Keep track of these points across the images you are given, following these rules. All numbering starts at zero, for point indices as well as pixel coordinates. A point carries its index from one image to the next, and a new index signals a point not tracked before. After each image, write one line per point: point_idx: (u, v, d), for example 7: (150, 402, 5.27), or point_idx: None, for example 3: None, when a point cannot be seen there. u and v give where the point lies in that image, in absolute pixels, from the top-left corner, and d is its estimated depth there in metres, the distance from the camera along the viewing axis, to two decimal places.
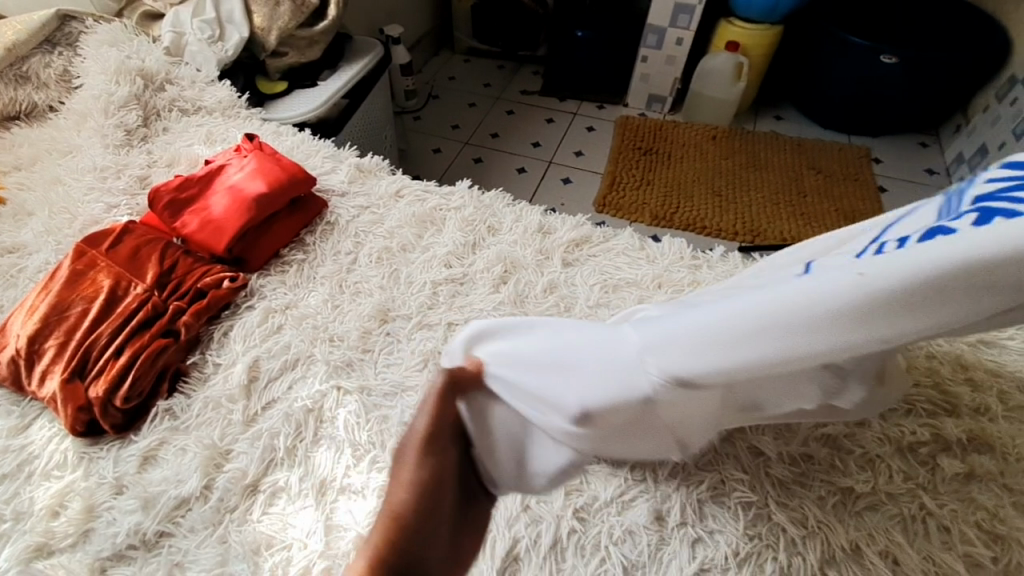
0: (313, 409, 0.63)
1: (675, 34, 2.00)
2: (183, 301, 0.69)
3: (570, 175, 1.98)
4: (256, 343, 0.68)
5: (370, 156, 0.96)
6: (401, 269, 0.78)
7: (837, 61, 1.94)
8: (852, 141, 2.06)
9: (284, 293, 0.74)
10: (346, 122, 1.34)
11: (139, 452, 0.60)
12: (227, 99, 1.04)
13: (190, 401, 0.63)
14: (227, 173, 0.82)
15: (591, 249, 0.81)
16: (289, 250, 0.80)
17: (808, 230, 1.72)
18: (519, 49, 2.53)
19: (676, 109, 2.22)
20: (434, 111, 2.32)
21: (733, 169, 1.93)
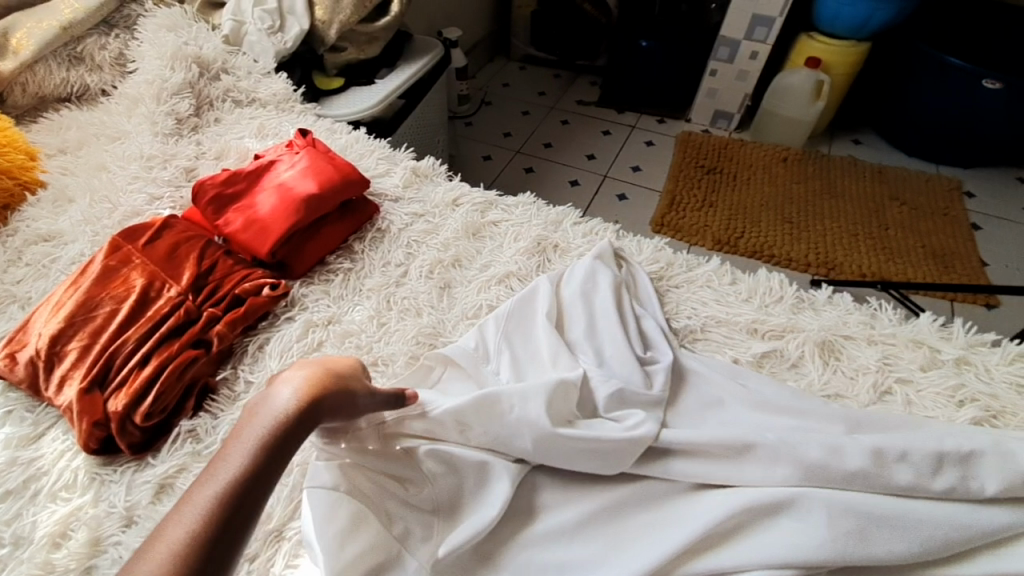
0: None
1: (749, 47, 1.88)
2: (219, 308, 0.62)
3: (625, 191, 1.88)
4: (293, 361, 0.60)
5: (427, 160, 0.89)
6: (453, 287, 0.70)
7: (928, 84, 1.77)
8: (940, 171, 1.87)
9: (327, 306, 0.67)
10: (400, 122, 1.28)
11: (155, 478, 0.53)
12: (282, 92, 0.99)
13: (217, 423, 0.56)
14: (277, 170, 0.76)
15: (673, 276, 0.70)
16: (336, 257, 0.73)
17: (891, 266, 1.56)
18: (577, 57, 2.45)
19: (743, 128, 2.09)
20: (487, 117, 2.26)
21: (805, 196, 1.78)
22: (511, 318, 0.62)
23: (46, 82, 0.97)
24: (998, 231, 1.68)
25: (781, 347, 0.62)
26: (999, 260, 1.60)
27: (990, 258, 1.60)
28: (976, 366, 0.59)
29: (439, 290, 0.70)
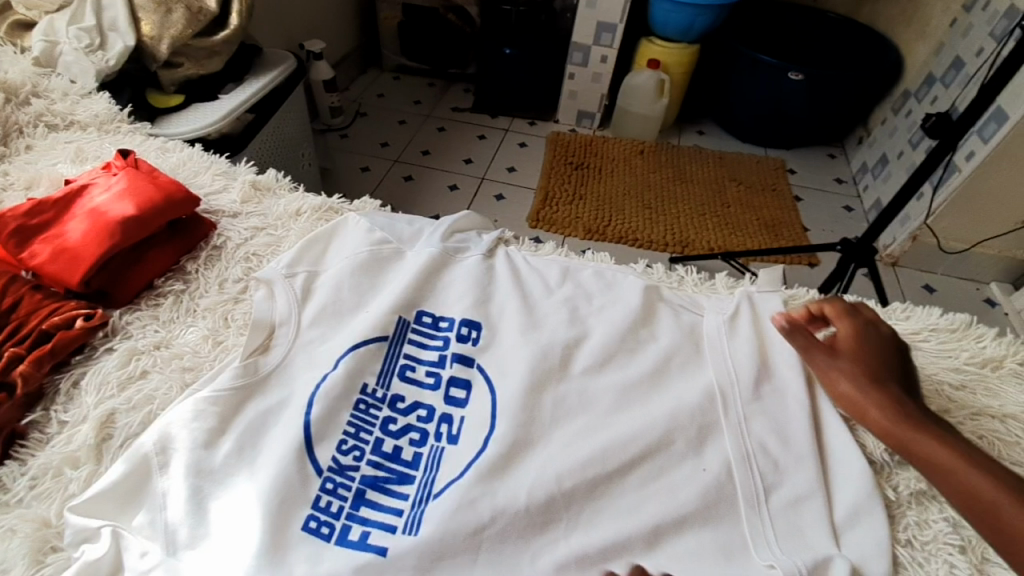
0: (159, 458, 0.54)
1: (599, 52, 2.04)
2: (21, 347, 0.58)
3: (502, 192, 1.96)
4: (113, 393, 0.58)
5: (269, 173, 0.88)
6: (276, 287, 0.67)
7: (749, 79, 2.03)
8: (769, 153, 2.16)
9: (156, 331, 0.64)
10: (252, 137, 1.24)
11: None
12: (105, 113, 0.94)
13: (24, 469, 0.53)
14: (90, 195, 0.72)
15: (507, 259, 0.76)
16: (165, 280, 0.70)
17: (732, 239, 1.78)
18: (448, 66, 2.51)
19: (605, 125, 2.26)
20: (361, 128, 2.24)
21: (660, 183, 1.97)
22: (329, 312, 0.67)
23: None
24: (816, 200, 1.97)
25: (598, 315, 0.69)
26: (817, 224, 1.88)
27: (810, 223, 1.88)
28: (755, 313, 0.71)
29: (273, 281, 0.68)
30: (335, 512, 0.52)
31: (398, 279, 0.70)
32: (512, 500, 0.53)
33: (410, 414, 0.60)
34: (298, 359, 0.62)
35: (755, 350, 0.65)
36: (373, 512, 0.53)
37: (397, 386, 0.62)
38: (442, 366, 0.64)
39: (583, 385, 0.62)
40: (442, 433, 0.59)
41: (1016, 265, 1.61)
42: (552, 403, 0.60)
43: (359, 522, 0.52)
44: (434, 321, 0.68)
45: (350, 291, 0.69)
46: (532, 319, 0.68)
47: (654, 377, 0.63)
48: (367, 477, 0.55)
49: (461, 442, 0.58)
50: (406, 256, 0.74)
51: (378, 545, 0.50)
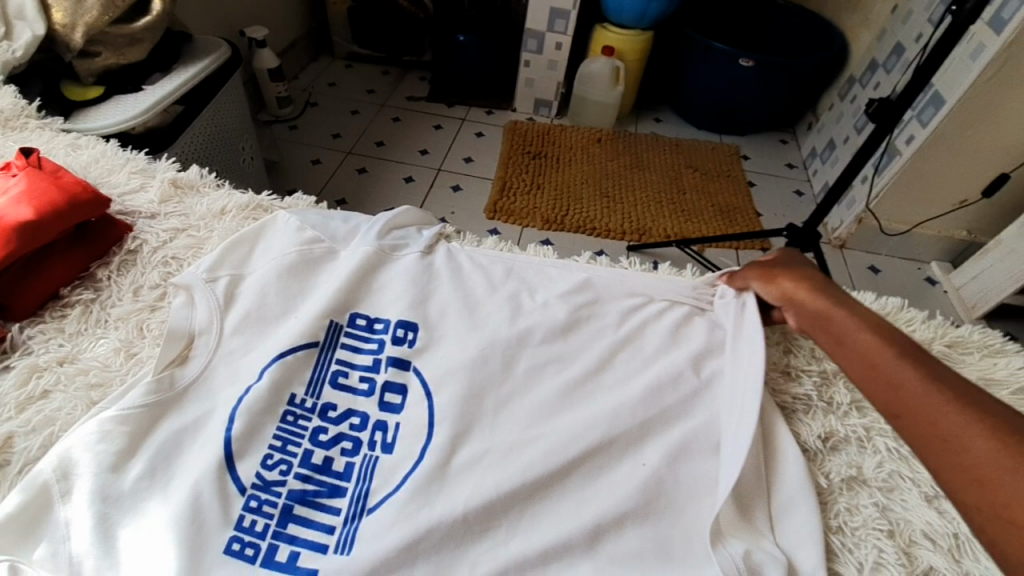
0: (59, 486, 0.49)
1: (554, 38, 2.01)
2: None
3: (459, 182, 1.92)
4: (8, 415, 0.53)
5: (193, 170, 0.82)
6: (194, 294, 0.62)
7: (703, 66, 2.04)
8: (723, 140, 2.19)
9: (60, 345, 0.59)
10: (183, 130, 1.17)
11: None
12: (9, 108, 0.87)
13: None
14: None
15: (451, 254, 0.73)
16: (72, 290, 0.65)
17: (689, 225, 1.79)
18: (402, 54, 2.44)
19: (562, 113, 2.24)
20: (312, 119, 2.15)
21: (618, 171, 1.97)
22: (256, 317, 0.62)
23: None
24: (769, 186, 2.01)
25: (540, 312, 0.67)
26: (770, 209, 1.91)
27: (763, 208, 1.91)
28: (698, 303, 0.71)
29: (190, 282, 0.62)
30: (260, 532, 0.49)
31: (331, 279, 0.66)
32: (447, 508, 0.51)
33: (343, 423, 0.57)
34: (218, 373, 0.58)
35: (694, 341, 0.64)
36: (302, 530, 0.50)
37: (329, 394, 0.59)
38: (377, 370, 0.60)
39: (522, 385, 0.60)
40: (375, 442, 0.56)
41: (953, 245, 1.67)
42: (492, 404, 0.58)
43: (286, 541, 0.49)
44: (369, 323, 0.64)
45: (278, 295, 0.64)
46: (472, 318, 0.65)
47: (594, 372, 0.62)
48: (294, 492, 0.52)
49: (396, 451, 0.55)
50: (342, 253, 0.70)
51: (307, 567, 0.47)
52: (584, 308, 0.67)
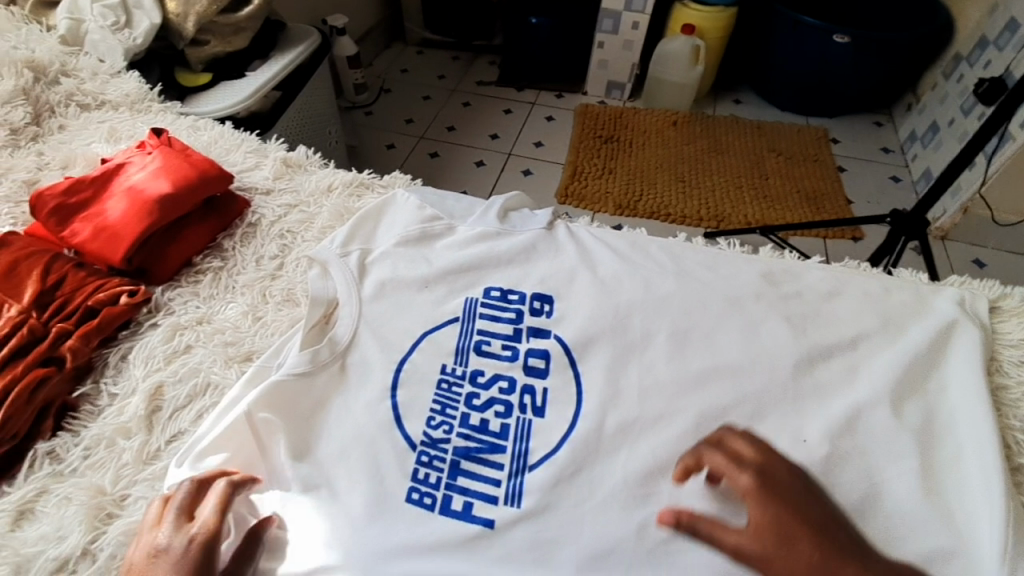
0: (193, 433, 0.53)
1: (630, 18, 1.95)
2: (69, 322, 0.59)
3: (530, 166, 1.92)
4: (158, 366, 0.58)
5: (300, 149, 0.87)
6: (330, 267, 0.67)
7: (790, 43, 1.92)
8: (809, 122, 2.06)
9: (197, 307, 0.65)
10: (280, 114, 1.24)
11: (11, 506, 0.50)
12: (135, 92, 0.93)
13: (78, 440, 0.54)
14: (127, 173, 0.72)
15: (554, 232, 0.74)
16: (203, 258, 0.70)
17: (771, 212, 1.71)
18: (473, 38, 2.44)
19: (635, 95, 2.18)
20: (386, 104, 2.21)
21: (695, 155, 1.90)
22: (391, 286, 0.66)
23: None
24: (860, 171, 1.88)
25: None
26: (862, 196, 1.79)
27: (854, 195, 1.79)
28: None
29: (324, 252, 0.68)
30: (434, 483, 0.52)
31: (456, 253, 0.70)
32: (550, 477, 0.52)
33: (493, 385, 0.59)
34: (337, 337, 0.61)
35: (808, 326, 0.61)
36: (472, 482, 0.52)
37: (476, 361, 0.61)
38: (518, 339, 0.62)
39: (624, 362, 0.59)
40: (526, 405, 0.57)
41: None
42: (598, 380, 0.58)
43: (459, 492, 0.52)
44: (503, 294, 0.66)
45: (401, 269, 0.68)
46: (575, 296, 0.65)
47: (697, 349, 0.60)
48: (459, 449, 0.55)
49: (548, 415, 0.56)
50: (458, 230, 0.73)
51: (484, 517, 0.50)
52: (690, 287, 0.65)
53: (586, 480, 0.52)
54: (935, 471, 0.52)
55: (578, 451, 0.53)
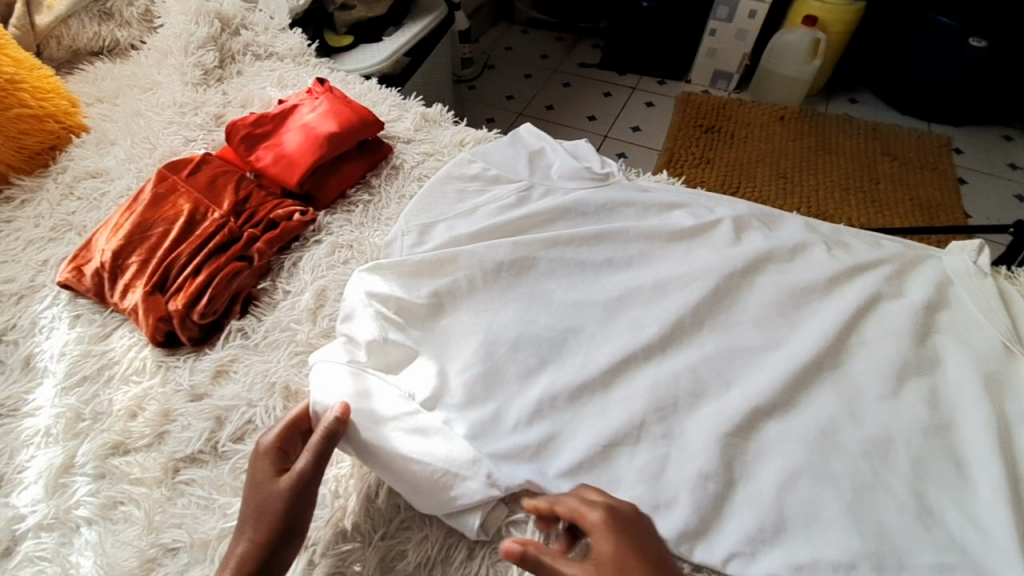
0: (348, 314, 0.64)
1: (748, 6, 1.91)
2: (257, 229, 0.71)
3: (625, 150, 1.93)
4: (323, 273, 0.70)
5: (435, 106, 0.96)
6: (454, 223, 0.75)
7: (918, 44, 1.83)
8: (930, 129, 1.92)
9: (350, 231, 0.76)
10: (408, 78, 1.35)
11: (213, 365, 0.62)
12: (297, 47, 1.05)
13: (261, 323, 0.65)
14: (299, 113, 0.83)
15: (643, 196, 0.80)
16: (355, 191, 0.81)
17: (879, 218, 1.65)
18: (579, 20, 2.47)
19: (741, 87, 2.13)
20: (490, 80, 2.29)
21: (799, 152, 1.84)
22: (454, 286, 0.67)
23: (80, 36, 1.00)
24: (983, 185, 1.74)
25: (767, 254, 0.68)
26: (982, 211, 1.67)
27: (973, 210, 1.68)
28: (921, 269, 0.68)
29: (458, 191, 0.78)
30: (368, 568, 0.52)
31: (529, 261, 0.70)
32: (635, 400, 0.57)
33: (499, 417, 0.57)
34: (469, 270, 0.68)
35: (914, 308, 0.63)
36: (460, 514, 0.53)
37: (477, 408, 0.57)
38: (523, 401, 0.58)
39: (718, 325, 0.63)
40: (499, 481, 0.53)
41: None
42: (688, 334, 0.63)
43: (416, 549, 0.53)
44: (536, 338, 0.63)
45: (514, 215, 0.76)
46: (688, 258, 0.70)
47: (787, 318, 0.64)
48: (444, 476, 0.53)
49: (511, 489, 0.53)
50: (561, 187, 0.80)
51: None
52: (783, 262, 0.68)
53: (673, 411, 0.57)
54: (1016, 449, 0.54)
55: (669, 385, 0.58)
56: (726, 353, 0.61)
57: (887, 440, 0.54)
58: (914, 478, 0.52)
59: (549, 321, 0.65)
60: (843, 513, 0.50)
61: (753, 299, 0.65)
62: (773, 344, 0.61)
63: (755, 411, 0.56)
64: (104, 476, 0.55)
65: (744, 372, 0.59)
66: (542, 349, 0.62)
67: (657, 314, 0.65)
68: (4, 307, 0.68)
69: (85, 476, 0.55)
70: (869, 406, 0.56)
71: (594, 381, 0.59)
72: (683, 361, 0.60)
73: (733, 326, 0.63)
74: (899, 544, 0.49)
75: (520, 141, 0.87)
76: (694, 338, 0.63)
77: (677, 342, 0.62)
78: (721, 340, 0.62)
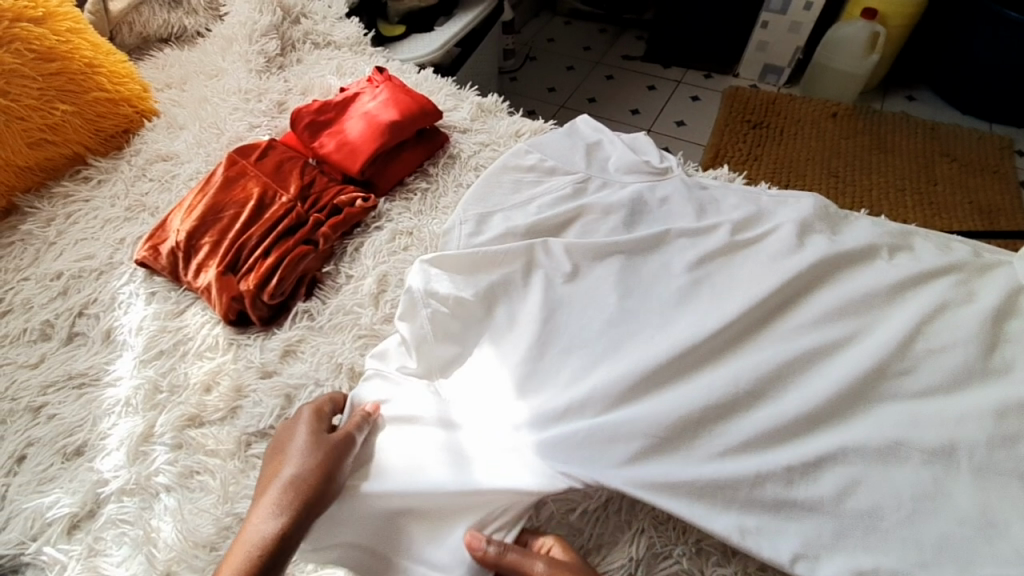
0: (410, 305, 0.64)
1: None
2: (322, 214, 0.73)
3: (669, 145, 1.90)
4: (384, 259, 0.71)
5: (490, 96, 0.96)
6: (512, 214, 0.75)
7: (986, 39, 1.73)
8: (993, 129, 1.83)
9: (409, 218, 0.77)
10: (458, 69, 1.35)
11: (281, 345, 0.64)
12: (355, 36, 1.06)
13: (325, 306, 0.67)
14: (361, 101, 0.85)
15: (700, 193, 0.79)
16: (413, 179, 0.82)
17: (935, 221, 1.58)
18: (624, 12, 2.43)
19: (792, 82, 2.06)
20: (532, 71, 2.28)
21: (852, 150, 1.78)
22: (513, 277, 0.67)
23: (150, 23, 1.03)
24: None
25: (835, 252, 0.66)
26: None
27: None
28: (998, 275, 0.65)
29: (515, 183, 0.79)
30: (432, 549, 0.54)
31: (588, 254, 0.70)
32: (694, 394, 0.56)
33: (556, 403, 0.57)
34: (529, 261, 0.69)
35: (990, 314, 0.60)
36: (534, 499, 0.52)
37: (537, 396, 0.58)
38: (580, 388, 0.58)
39: (781, 324, 0.62)
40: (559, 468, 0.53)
41: None
42: (750, 332, 0.61)
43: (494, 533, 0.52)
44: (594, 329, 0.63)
45: (573, 209, 0.75)
46: (749, 255, 0.69)
47: (855, 319, 0.61)
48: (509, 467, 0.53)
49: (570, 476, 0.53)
50: (619, 180, 0.79)
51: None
52: (850, 263, 0.66)
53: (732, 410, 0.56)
54: None
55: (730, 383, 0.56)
56: (789, 351, 0.58)
57: (952, 446, 0.51)
58: (978, 489, 0.50)
59: (606, 313, 0.64)
60: (898, 525, 0.49)
61: (818, 300, 0.63)
62: (840, 346, 0.59)
63: (817, 414, 0.54)
64: (182, 446, 0.58)
65: (807, 373, 0.57)
66: (599, 340, 0.62)
67: (716, 310, 0.63)
68: (86, 281, 0.71)
69: (164, 446, 0.57)
70: (937, 412, 0.54)
71: (651, 372, 0.58)
72: (744, 359, 0.59)
73: (797, 326, 0.61)
74: (965, 557, 0.47)
75: (577, 134, 0.86)
76: (755, 336, 0.61)
77: (737, 337, 0.60)
78: (785, 339, 0.60)
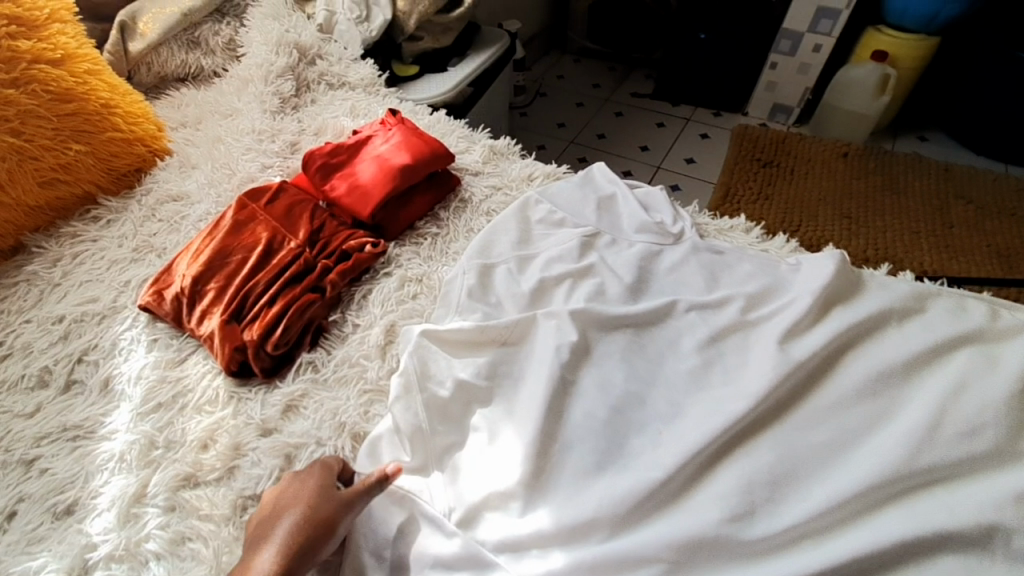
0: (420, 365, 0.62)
1: (813, 40, 1.87)
2: (330, 260, 0.71)
3: (679, 183, 1.90)
4: (392, 308, 0.70)
5: (503, 138, 0.95)
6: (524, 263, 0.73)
7: (997, 83, 1.74)
8: (1006, 172, 1.82)
9: (419, 264, 0.75)
10: (470, 108, 1.36)
11: (283, 399, 0.62)
12: (369, 77, 1.07)
13: (330, 357, 0.66)
14: (373, 144, 0.84)
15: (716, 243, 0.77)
16: (424, 223, 0.81)
17: (952, 265, 1.55)
18: (634, 50, 2.46)
19: (802, 121, 2.07)
20: (542, 107, 2.30)
21: (864, 192, 1.77)
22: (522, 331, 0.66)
23: (168, 63, 1.04)
24: None
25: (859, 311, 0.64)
26: None
27: None
28: None
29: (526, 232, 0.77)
30: None
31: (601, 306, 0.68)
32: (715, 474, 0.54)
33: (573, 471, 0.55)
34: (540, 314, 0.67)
35: None
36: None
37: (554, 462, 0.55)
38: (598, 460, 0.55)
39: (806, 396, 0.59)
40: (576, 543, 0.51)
41: None
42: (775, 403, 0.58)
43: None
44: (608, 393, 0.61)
45: (585, 260, 0.74)
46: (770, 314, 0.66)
47: (884, 391, 0.58)
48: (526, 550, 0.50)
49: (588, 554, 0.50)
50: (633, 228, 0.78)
51: None
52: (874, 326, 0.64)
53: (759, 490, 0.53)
54: None
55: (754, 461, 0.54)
56: (816, 429, 0.56)
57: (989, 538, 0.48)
58: None
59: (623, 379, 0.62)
60: None
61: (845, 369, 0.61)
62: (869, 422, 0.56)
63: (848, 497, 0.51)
64: (175, 509, 0.55)
65: (834, 452, 0.55)
66: (615, 406, 0.60)
67: (738, 379, 0.61)
68: (87, 326, 0.69)
69: (156, 508, 0.55)
70: (974, 498, 0.50)
71: (671, 446, 0.55)
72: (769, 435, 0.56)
73: (823, 399, 0.59)
74: None
75: (590, 180, 0.85)
76: (780, 408, 0.58)
77: (760, 409, 0.57)
78: (810, 413, 0.58)
